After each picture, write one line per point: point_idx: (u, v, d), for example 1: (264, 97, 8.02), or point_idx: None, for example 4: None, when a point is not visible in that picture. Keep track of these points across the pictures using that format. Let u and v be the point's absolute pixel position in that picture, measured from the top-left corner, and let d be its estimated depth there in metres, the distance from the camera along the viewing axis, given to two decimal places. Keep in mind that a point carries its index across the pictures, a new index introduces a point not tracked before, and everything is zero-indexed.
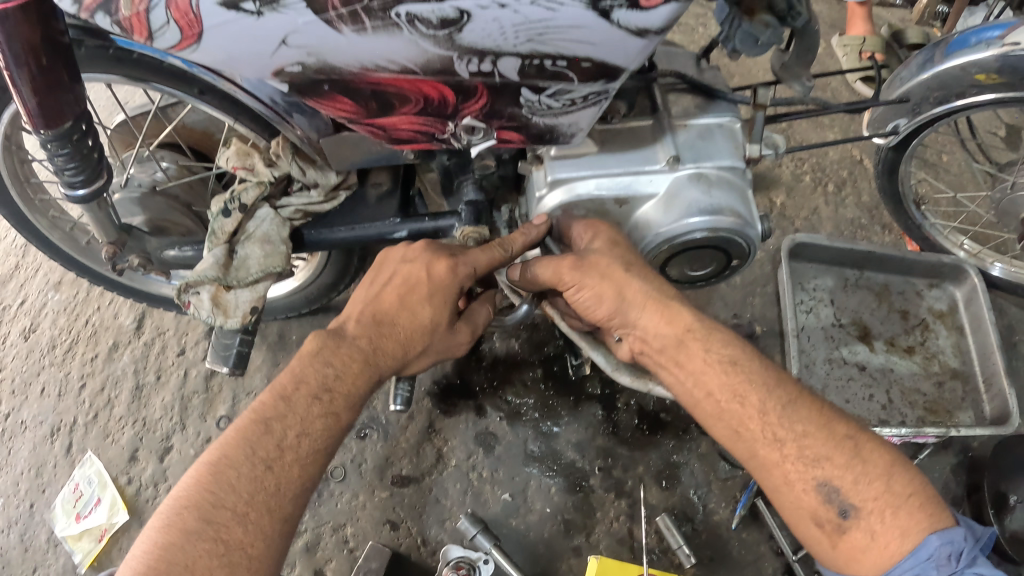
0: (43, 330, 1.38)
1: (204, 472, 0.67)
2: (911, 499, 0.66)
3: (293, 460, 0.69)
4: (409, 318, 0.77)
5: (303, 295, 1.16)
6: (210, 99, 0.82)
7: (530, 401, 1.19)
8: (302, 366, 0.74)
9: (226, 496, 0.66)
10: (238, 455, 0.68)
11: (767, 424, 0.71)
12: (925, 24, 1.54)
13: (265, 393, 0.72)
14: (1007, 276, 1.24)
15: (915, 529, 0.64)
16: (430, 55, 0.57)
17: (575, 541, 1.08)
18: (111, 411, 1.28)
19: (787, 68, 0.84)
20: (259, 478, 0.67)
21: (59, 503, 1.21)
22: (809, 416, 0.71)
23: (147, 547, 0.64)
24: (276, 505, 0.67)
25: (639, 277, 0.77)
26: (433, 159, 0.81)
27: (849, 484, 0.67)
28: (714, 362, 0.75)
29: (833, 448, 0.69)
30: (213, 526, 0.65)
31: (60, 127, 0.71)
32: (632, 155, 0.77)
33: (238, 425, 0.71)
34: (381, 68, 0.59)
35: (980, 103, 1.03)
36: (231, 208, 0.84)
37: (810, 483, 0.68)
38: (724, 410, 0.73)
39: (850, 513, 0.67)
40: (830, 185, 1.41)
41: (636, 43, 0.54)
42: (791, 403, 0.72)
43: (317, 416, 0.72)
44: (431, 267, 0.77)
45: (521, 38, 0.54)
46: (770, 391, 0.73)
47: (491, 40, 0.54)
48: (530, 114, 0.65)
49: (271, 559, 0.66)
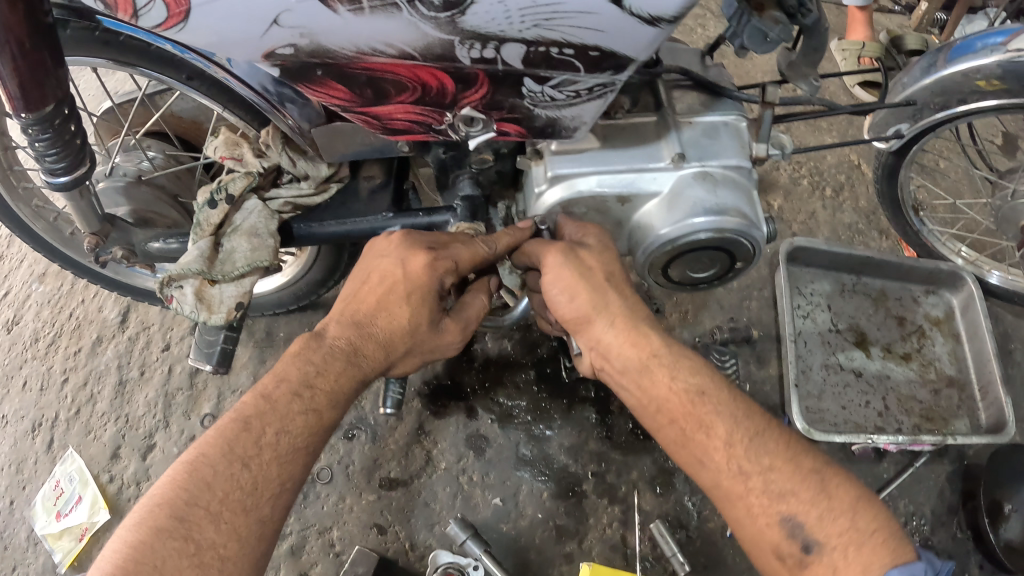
0: (25, 322, 1.34)
1: (178, 470, 0.64)
2: (875, 536, 0.63)
3: (271, 458, 0.66)
4: (386, 319, 0.73)
5: (290, 291, 1.13)
6: (198, 85, 0.79)
7: (522, 403, 1.17)
8: (284, 363, 0.71)
9: (200, 494, 0.63)
10: (215, 453, 0.65)
11: (734, 456, 0.68)
12: (923, 30, 1.54)
13: (247, 393, 0.70)
14: (1004, 284, 1.23)
15: (877, 567, 0.61)
16: (431, 39, 0.54)
17: (567, 547, 1.06)
18: (94, 407, 1.25)
19: (793, 66, 0.84)
20: (236, 476, 0.64)
21: (39, 501, 1.18)
22: (775, 450, 0.69)
23: (115, 547, 0.60)
24: (252, 505, 0.64)
25: (616, 293, 0.76)
26: (429, 152, 0.79)
27: (813, 519, 0.65)
28: (680, 391, 0.73)
29: (798, 483, 0.66)
30: (185, 525, 0.61)
31: (40, 112, 0.70)
32: (635, 152, 0.75)
33: (217, 423, 0.68)
34: (377, 53, 0.56)
35: (983, 109, 1.03)
36: (218, 199, 0.81)
37: (774, 517, 0.66)
38: (690, 439, 0.71)
39: (812, 548, 0.64)
40: (827, 190, 1.39)
41: (648, 32, 0.53)
42: (758, 435, 0.70)
43: (297, 413, 0.69)
44: (406, 265, 0.73)
45: (527, 24, 0.52)
46: (739, 421, 0.70)
47: (496, 24, 0.52)
48: (532, 105, 0.63)
49: (245, 562, 0.62)
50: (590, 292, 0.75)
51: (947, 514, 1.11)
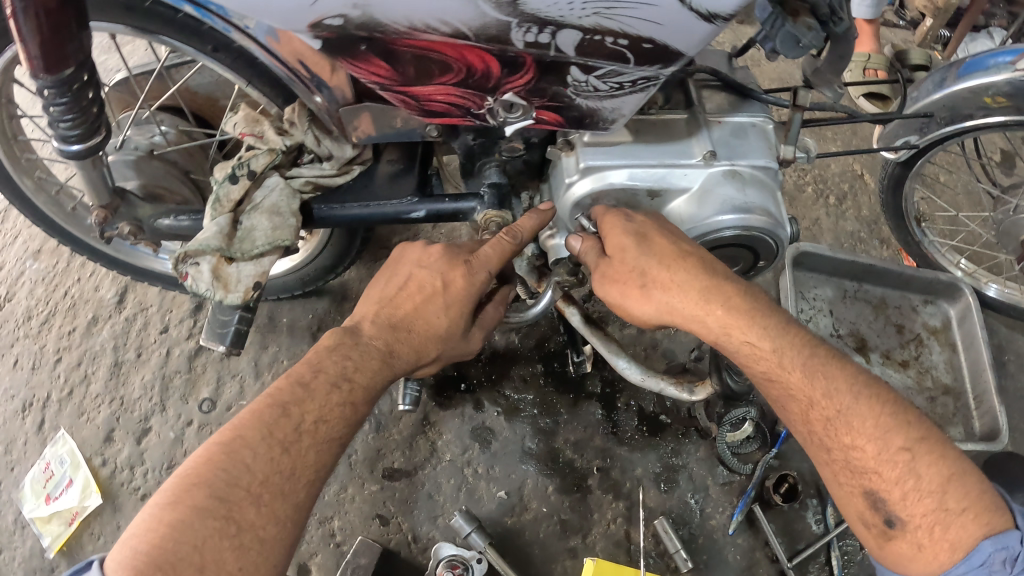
0: (18, 300, 1.31)
1: (215, 451, 0.64)
2: (966, 515, 0.62)
3: (309, 445, 0.68)
4: (424, 326, 0.75)
5: (298, 275, 1.11)
6: (223, 58, 0.78)
7: (529, 397, 1.16)
8: (320, 356, 0.73)
9: (242, 475, 0.63)
10: (255, 436, 0.65)
11: (821, 424, 0.69)
12: (927, 47, 1.59)
13: (282, 378, 0.71)
14: (1001, 297, 1.27)
15: (962, 546, 0.61)
16: (488, 19, 0.55)
17: (571, 542, 1.06)
18: (87, 388, 1.21)
19: (819, 73, 0.85)
20: (276, 460, 0.65)
21: (28, 483, 1.15)
22: (864, 427, 0.67)
23: (149, 524, 0.59)
24: (290, 489, 0.65)
25: (663, 291, 0.70)
26: (458, 138, 0.78)
27: (898, 496, 0.65)
28: (762, 358, 0.70)
29: (883, 462, 0.66)
30: (225, 504, 0.61)
31: (59, 74, 0.67)
32: (666, 148, 0.76)
33: (253, 408, 0.68)
34: (431, 29, 0.57)
35: (988, 125, 1.04)
36: (239, 174, 0.79)
37: (860, 488, 0.67)
38: (782, 407, 0.72)
39: (896, 523, 0.65)
40: (831, 198, 1.42)
41: (702, 28, 0.56)
42: (846, 413, 0.67)
43: (335, 404, 0.70)
44: (447, 277, 0.75)
45: (588, 11, 0.54)
46: (826, 391, 0.68)
47: (557, 9, 0.54)
48: (575, 94, 0.65)
49: (281, 546, 0.63)
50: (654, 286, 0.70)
51: None
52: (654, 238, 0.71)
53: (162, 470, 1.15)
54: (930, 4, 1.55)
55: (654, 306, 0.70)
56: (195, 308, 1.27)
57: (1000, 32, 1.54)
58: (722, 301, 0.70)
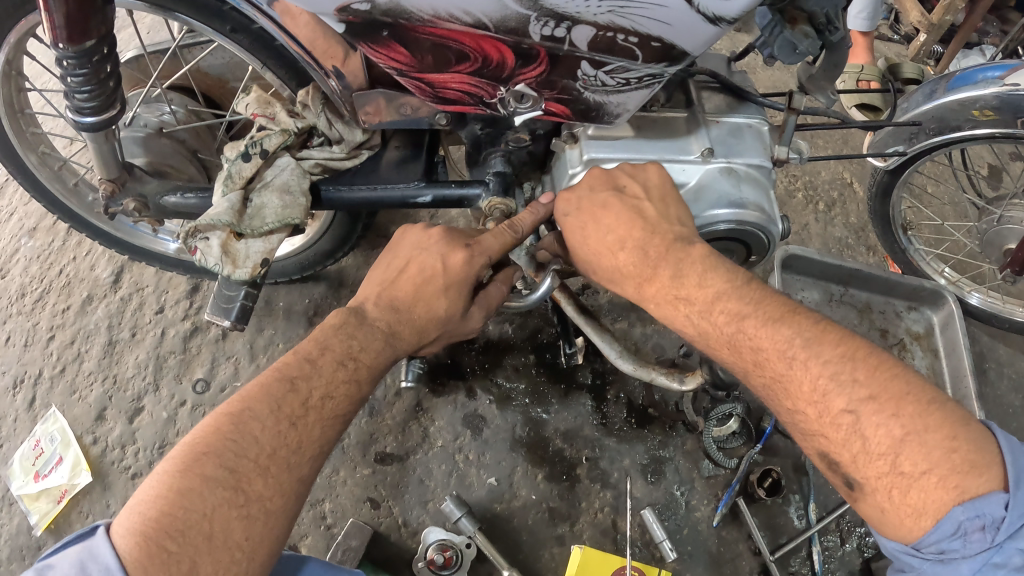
0: (13, 276, 1.31)
1: (223, 421, 0.65)
2: (929, 477, 0.54)
3: (316, 420, 0.69)
4: (425, 310, 0.77)
5: (296, 260, 1.13)
6: (240, 38, 0.80)
7: (521, 386, 1.18)
8: (326, 334, 0.74)
9: (249, 447, 0.64)
10: (263, 409, 0.67)
11: (765, 391, 0.66)
12: (920, 61, 1.65)
13: (289, 354, 0.72)
14: (983, 305, 1.32)
15: (927, 510, 0.53)
16: (509, 11, 0.58)
17: (559, 529, 1.08)
18: (80, 365, 1.21)
19: (813, 80, 0.89)
20: (283, 433, 0.66)
21: (17, 460, 1.15)
22: (800, 392, 0.61)
23: (158, 492, 0.61)
24: (296, 463, 0.66)
25: (615, 286, 0.74)
26: (466, 127, 0.80)
27: (848, 459, 0.59)
28: (700, 331, 0.69)
29: (826, 426, 0.60)
30: (234, 475, 0.63)
31: (82, 46, 0.70)
32: (666, 144, 0.79)
33: (260, 381, 0.69)
34: (454, 19, 0.60)
35: (976, 136, 1.08)
36: (251, 153, 0.81)
37: (817, 449, 0.63)
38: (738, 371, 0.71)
39: (856, 486, 0.59)
40: (820, 204, 1.46)
41: (708, 30, 0.59)
42: (781, 381, 0.63)
43: (342, 381, 0.72)
44: (446, 261, 0.77)
45: (603, 8, 0.57)
46: (758, 359, 0.65)
47: (575, 5, 0.57)
48: (583, 88, 0.68)
49: (285, 518, 0.65)
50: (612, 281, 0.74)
51: None
52: (591, 231, 0.73)
53: (153, 449, 1.15)
54: (923, 20, 1.61)
55: (616, 289, 0.74)
56: (191, 289, 1.28)
57: (991, 50, 1.60)
58: (653, 285, 0.70)
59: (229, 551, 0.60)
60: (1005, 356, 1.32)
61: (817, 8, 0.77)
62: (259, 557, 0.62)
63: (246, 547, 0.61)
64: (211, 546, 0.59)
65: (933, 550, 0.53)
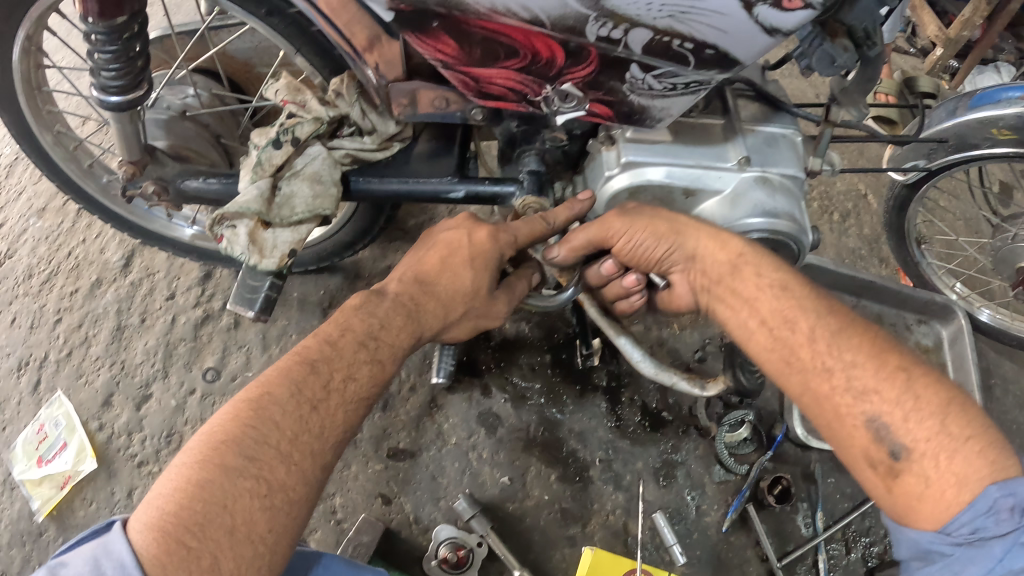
0: (20, 257, 1.28)
1: (242, 408, 0.63)
2: (970, 444, 0.61)
3: (337, 404, 0.67)
4: (450, 280, 0.77)
5: (315, 249, 1.11)
6: (276, 22, 0.78)
7: (536, 385, 1.18)
8: (346, 315, 0.73)
9: (270, 433, 0.62)
10: (282, 393, 0.65)
11: (817, 352, 0.69)
12: (935, 75, 1.67)
13: (309, 337, 0.71)
14: (992, 321, 1.34)
15: (969, 476, 0.59)
16: (568, 10, 0.58)
17: (571, 530, 1.08)
18: (88, 350, 1.19)
19: (847, 93, 0.83)
20: (305, 418, 0.64)
21: (20, 444, 1.13)
22: (858, 346, 0.68)
23: (175, 485, 0.58)
24: (319, 449, 0.65)
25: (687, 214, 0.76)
26: (502, 124, 0.79)
27: (899, 419, 0.64)
28: (766, 288, 0.73)
29: (883, 382, 0.66)
30: (255, 464, 0.61)
31: (112, 21, 0.68)
32: (703, 151, 0.77)
33: (280, 364, 0.68)
34: (509, 13, 0.60)
35: (994, 155, 1.09)
36: (282, 140, 0.79)
37: (860, 418, 0.66)
38: (778, 338, 0.72)
39: (901, 455, 0.63)
40: (835, 214, 1.46)
41: (763, 40, 0.59)
42: (840, 332, 0.69)
43: (363, 362, 0.70)
44: (472, 233, 0.78)
45: (663, 13, 0.57)
46: (822, 310, 0.72)
47: (635, 8, 0.57)
48: (629, 91, 0.67)
49: (308, 507, 0.63)
50: (666, 231, 0.75)
51: None
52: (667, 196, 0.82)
53: (161, 438, 1.13)
54: (941, 35, 1.62)
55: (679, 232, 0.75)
56: (203, 276, 1.26)
57: (1007, 68, 1.62)
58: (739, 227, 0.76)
59: (253, 544, 0.58)
60: (1011, 373, 1.34)
61: (857, 22, 0.75)
62: (281, 550, 0.61)
63: (269, 539, 0.59)
64: (232, 540, 0.57)
65: (964, 532, 0.57)
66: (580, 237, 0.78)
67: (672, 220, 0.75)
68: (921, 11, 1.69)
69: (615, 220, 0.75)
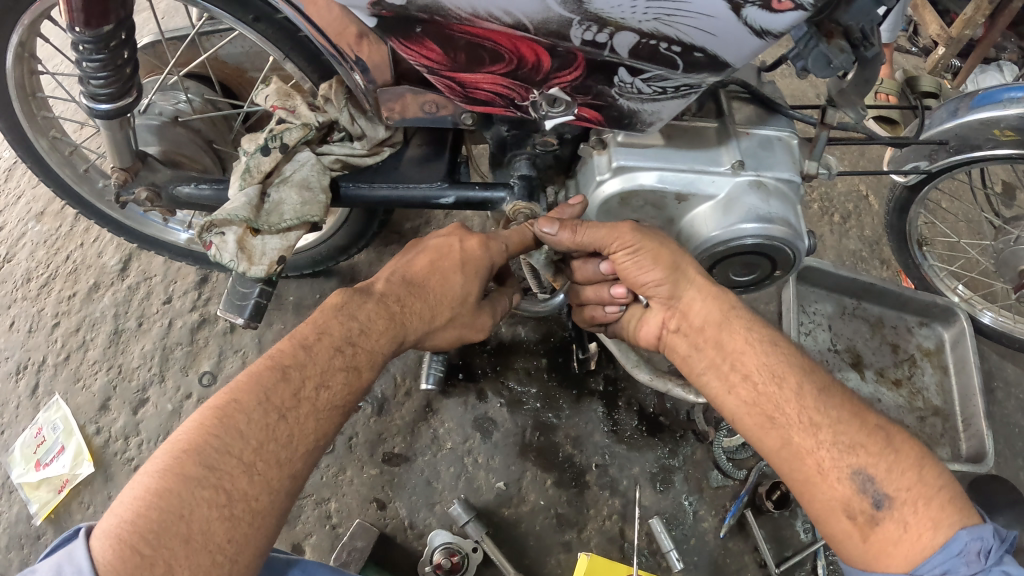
0: (18, 261, 1.28)
1: (209, 416, 0.63)
2: (943, 492, 0.63)
3: (308, 412, 0.66)
4: (439, 283, 0.76)
5: (309, 254, 1.11)
6: (264, 28, 0.78)
7: (532, 390, 1.17)
8: (325, 317, 0.72)
9: (233, 443, 0.62)
10: (249, 401, 0.64)
11: (803, 408, 0.69)
12: (937, 74, 1.66)
13: (284, 340, 0.69)
14: (994, 324, 1.32)
15: (945, 522, 0.60)
16: (552, 14, 0.57)
17: (566, 536, 1.07)
18: (85, 354, 1.19)
19: (844, 95, 0.82)
20: (272, 426, 0.64)
21: (19, 447, 1.13)
22: (842, 401, 0.69)
23: (136, 493, 0.58)
24: (287, 459, 0.64)
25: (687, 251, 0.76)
26: (492, 128, 0.79)
27: (882, 471, 0.64)
28: (753, 343, 0.74)
29: (867, 437, 0.66)
30: (216, 474, 0.60)
31: (99, 30, 0.68)
32: (696, 154, 0.75)
33: (251, 369, 0.67)
34: (493, 18, 0.59)
35: (995, 156, 1.08)
36: (270, 147, 0.80)
37: (844, 471, 0.65)
38: (762, 393, 0.71)
39: (882, 504, 0.63)
40: (836, 216, 1.45)
41: (754, 43, 0.58)
42: (824, 390, 0.70)
43: (339, 369, 0.69)
44: (464, 241, 0.77)
45: (649, 15, 0.56)
46: (806, 366, 0.72)
47: (620, 11, 0.56)
48: (618, 95, 0.66)
49: (272, 517, 0.62)
50: (668, 263, 0.74)
51: None
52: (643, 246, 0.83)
53: (157, 441, 1.13)
54: (943, 34, 1.60)
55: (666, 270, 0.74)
56: (200, 281, 1.26)
57: (1009, 67, 1.61)
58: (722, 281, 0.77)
59: (211, 553, 0.58)
60: (1014, 376, 1.32)
61: (854, 23, 0.73)
62: (244, 559, 0.60)
63: (229, 549, 0.59)
64: (188, 549, 0.57)
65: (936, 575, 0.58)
66: (586, 232, 0.73)
67: (675, 253, 0.74)
68: (923, 10, 1.68)
69: (627, 232, 0.72)
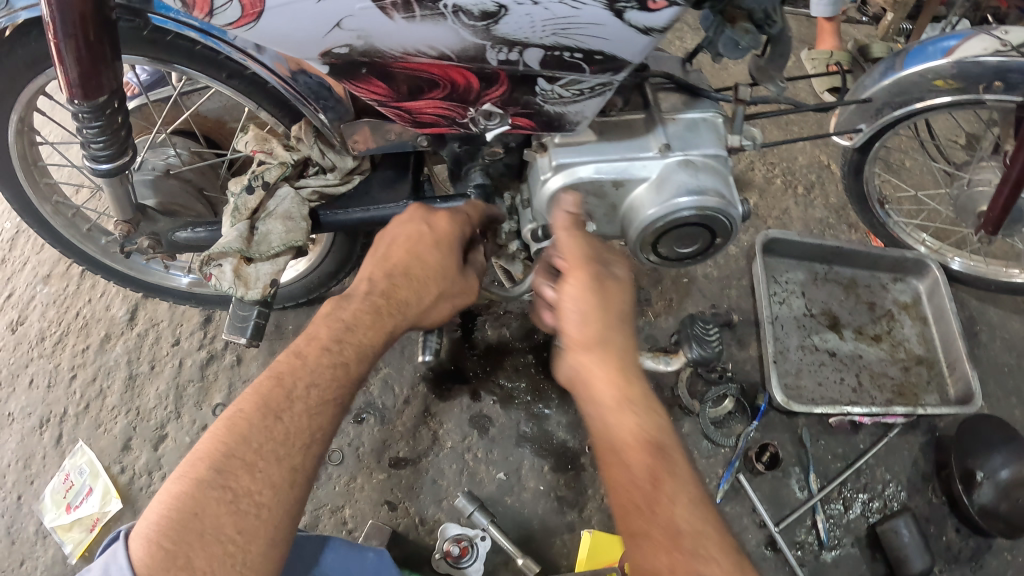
0: (31, 322, 1.39)
1: (219, 427, 0.72)
2: None
3: (302, 410, 0.74)
4: (421, 266, 0.83)
5: (303, 284, 1.20)
6: (236, 83, 0.88)
7: (522, 384, 1.24)
8: (315, 326, 0.80)
9: (238, 446, 0.70)
10: (251, 408, 0.72)
11: (668, 509, 0.63)
12: (890, 40, 1.72)
13: (281, 352, 0.78)
14: (965, 269, 1.37)
15: None
16: (467, 43, 0.66)
17: (569, 517, 1.14)
18: (104, 401, 1.29)
19: (762, 71, 0.90)
20: (270, 427, 0.72)
21: (48, 494, 1.22)
22: (709, 518, 0.64)
23: (162, 499, 0.68)
24: (285, 454, 0.71)
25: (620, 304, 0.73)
26: (446, 146, 0.87)
27: None
28: (635, 429, 0.68)
29: (722, 555, 0.61)
30: (224, 475, 0.68)
31: (96, 102, 0.76)
32: (626, 144, 0.83)
33: (256, 383, 0.75)
34: (421, 54, 0.68)
35: (938, 105, 1.14)
36: (253, 186, 0.89)
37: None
38: (631, 479, 0.65)
39: None
40: (799, 187, 1.51)
41: (642, 40, 0.65)
42: (696, 498, 0.65)
43: (326, 367, 0.77)
44: (429, 221, 0.86)
45: (547, 32, 0.65)
46: (682, 476, 0.66)
47: (522, 32, 0.64)
48: (543, 102, 0.75)
49: (277, 509, 0.69)
50: (592, 310, 0.71)
51: (923, 482, 1.22)
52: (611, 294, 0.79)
53: None
54: None
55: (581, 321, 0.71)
56: (204, 320, 1.35)
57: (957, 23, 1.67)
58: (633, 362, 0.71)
59: (223, 544, 0.66)
60: (996, 318, 1.37)
61: (755, 6, 0.79)
62: (256, 548, 0.67)
63: (239, 539, 0.67)
64: (204, 541, 0.65)
65: None
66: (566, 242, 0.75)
67: (601, 307, 0.71)
68: None
69: (581, 267, 0.73)
